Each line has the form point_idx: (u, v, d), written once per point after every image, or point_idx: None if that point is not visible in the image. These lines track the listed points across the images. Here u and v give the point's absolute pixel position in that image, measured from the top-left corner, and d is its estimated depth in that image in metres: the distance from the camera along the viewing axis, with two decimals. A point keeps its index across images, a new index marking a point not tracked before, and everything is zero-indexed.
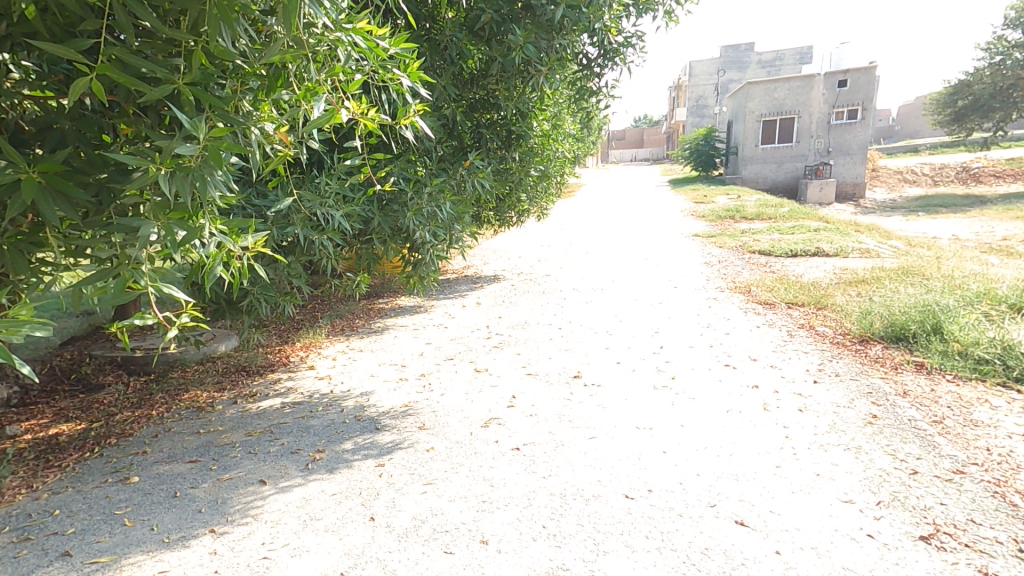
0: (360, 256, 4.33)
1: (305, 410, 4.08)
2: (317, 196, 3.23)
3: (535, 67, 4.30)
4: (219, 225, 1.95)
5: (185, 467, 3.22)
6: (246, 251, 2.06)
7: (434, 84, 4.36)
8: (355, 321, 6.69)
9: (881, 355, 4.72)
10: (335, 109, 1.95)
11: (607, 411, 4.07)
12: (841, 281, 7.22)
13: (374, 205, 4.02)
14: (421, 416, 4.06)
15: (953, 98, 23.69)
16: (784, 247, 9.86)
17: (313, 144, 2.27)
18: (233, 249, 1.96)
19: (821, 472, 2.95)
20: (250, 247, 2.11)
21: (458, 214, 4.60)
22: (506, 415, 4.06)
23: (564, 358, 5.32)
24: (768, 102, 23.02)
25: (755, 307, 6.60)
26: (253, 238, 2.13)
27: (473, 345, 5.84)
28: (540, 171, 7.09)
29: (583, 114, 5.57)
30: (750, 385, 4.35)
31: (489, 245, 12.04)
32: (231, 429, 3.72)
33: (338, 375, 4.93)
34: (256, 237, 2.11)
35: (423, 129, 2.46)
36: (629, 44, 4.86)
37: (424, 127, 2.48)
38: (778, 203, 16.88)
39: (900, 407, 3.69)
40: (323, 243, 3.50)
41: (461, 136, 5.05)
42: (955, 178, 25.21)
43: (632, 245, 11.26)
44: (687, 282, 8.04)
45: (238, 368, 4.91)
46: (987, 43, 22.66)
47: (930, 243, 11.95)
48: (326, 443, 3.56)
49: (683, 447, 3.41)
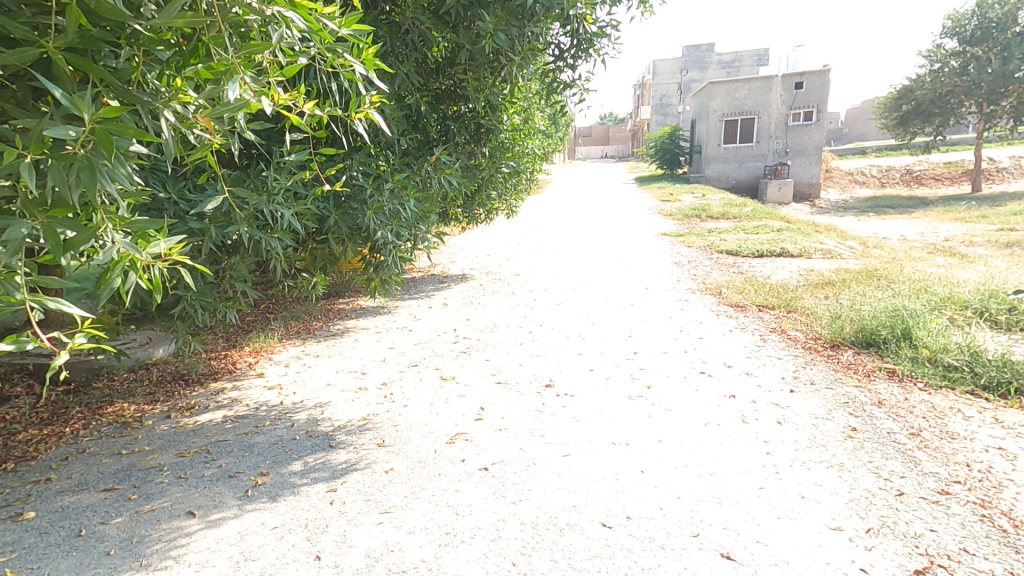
0: (315, 257, 3.96)
1: (250, 425, 3.69)
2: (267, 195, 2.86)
3: (505, 56, 4.00)
4: (121, 226, 1.51)
5: (96, 498, 2.81)
6: (159, 261, 1.61)
7: (395, 70, 4.00)
8: (312, 323, 6.27)
9: (853, 361, 4.71)
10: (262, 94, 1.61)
11: (582, 424, 3.87)
12: (809, 283, 7.26)
13: (330, 202, 3.65)
14: (381, 431, 3.74)
15: (900, 103, 24.70)
16: (751, 247, 9.91)
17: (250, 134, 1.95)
18: (140, 256, 1.52)
19: (806, 494, 2.87)
20: (163, 255, 1.65)
21: (425, 212, 4.26)
22: (474, 429, 3.79)
23: (535, 364, 5.09)
24: (732, 103, 23.43)
25: (726, 309, 6.54)
26: (167, 242, 1.64)
27: (439, 349, 5.53)
28: (510, 168, 6.81)
29: (554, 109, 5.32)
30: (726, 394, 4.28)
31: (456, 241, 11.73)
32: (159, 450, 3.30)
33: (290, 384, 4.53)
34: (170, 241, 1.66)
35: (382, 124, 2.13)
36: (603, 34, 4.63)
37: (382, 120, 2.15)
38: (742, 203, 17.14)
39: (877, 419, 3.68)
40: (270, 245, 3.04)
41: (427, 128, 4.72)
42: (902, 181, 26.39)
43: (601, 243, 11.12)
44: (658, 283, 7.95)
45: (174, 377, 4.44)
46: (929, 52, 23.69)
47: (885, 244, 12.32)
48: (271, 465, 3.19)
49: (661, 466, 3.28)
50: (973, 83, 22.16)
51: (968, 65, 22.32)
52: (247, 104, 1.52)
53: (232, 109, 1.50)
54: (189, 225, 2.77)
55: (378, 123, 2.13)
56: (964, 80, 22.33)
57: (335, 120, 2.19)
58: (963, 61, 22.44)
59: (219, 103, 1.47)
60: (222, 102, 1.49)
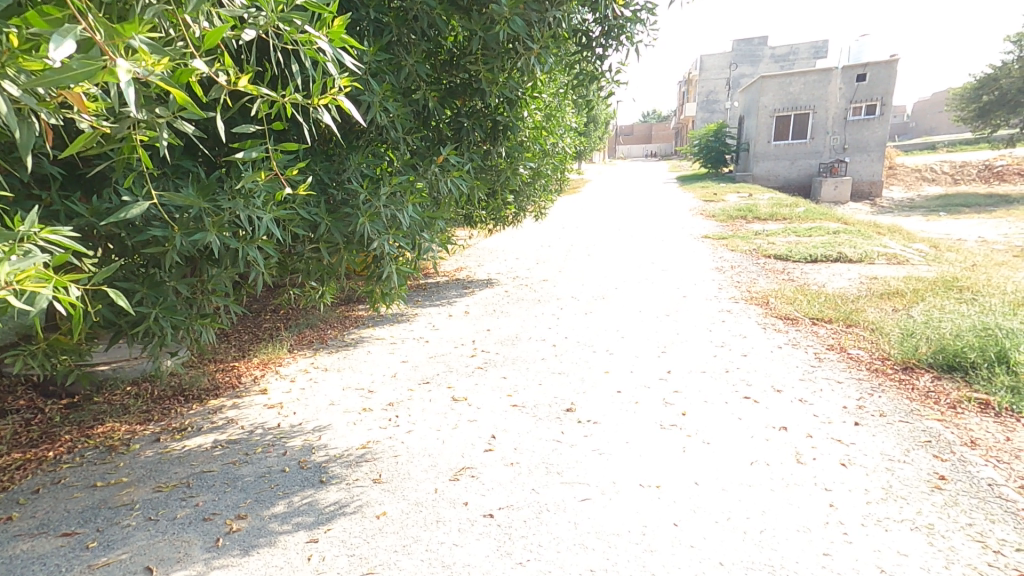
0: (309, 269, 3.67)
1: (238, 453, 3.38)
2: (244, 197, 2.54)
3: (522, 44, 3.54)
4: None
5: (53, 546, 2.53)
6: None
7: (401, 62, 3.59)
8: (327, 332, 6.02)
9: (931, 389, 4.08)
10: (123, 62, 1.10)
11: (606, 459, 3.39)
12: (872, 292, 6.48)
13: (322, 208, 3.34)
14: (380, 462, 3.37)
15: (978, 94, 22.62)
16: (803, 252, 9.10)
17: (184, 124, 1.56)
18: None
19: (886, 568, 2.31)
20: (12, 281, 1.22)
21: (431, 218, 3.89)
22: (482, 464, 3.39)
23: (556, 383, 4.62)
24: (784, 97, 22.05)
25: (775, 322, 5.87)
26: (18, 265, 1.21)
27: (454, 364, 5.16)
28: (532, 168, 6.33)
29: (580, 103, 4.83)
30: (776, 426, 3.69)
31: (484, 244, 11.37)
32: (137, 482, 3.03)
33: (291, 403, 4.24)
34: (22, 265, 1.24)
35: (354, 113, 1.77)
36: (637, 19, 4.11)
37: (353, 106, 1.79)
38: (795, 203, 16.02)
39: (972, 464, 3.03)
40: (250, 254, 2.70)
41: (438, 126, 4.32)
42: (976, 177, 24.26)
43: (636, 247, 10.51)
44: (697, 290, 7.33)
45: (175, 393, 4.22)
46: (1016, 38, 21.57)
47: (958, 247, 11.15)
48: (251, 505, 2.85)
49: (698, 516, 2.75)
50: None
51: None
52: (99, 70, 1.06)
53: (73, 76, 1.03)
54: (152, 232, 2.42)
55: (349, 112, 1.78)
56: None
57: (296, 109, 1.82)
58: None
59: (51, 67, 1.02)
60: (58, 67, 1.04)
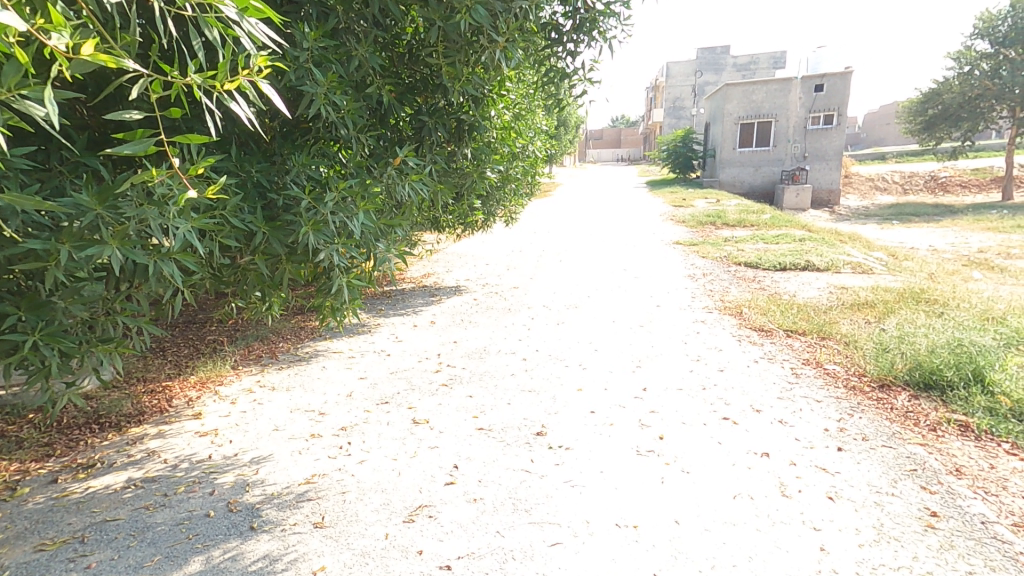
0: (246, 282, 3.27)
1: (150, 496, 2.94)
2: (156, 203, 2.14)
3: (487, 37, 3.19)
4: None
5: None
6: None
7: (350, 50, 3.18)
8: (277, 345, 5.56)
9: (910, 409, 3.97)
10: None
11: (579, 493, 3.10)
12: (843, 303, 6.44)
13: (259, 215, 2.97)
14: (324, 501, 2.99)
15: (924, 106, 23.61)
16: (772, 259, 9.10)
17: (30, 106, 1.17)
18: None
19: None
20: None
21: (389, 226, 3.51)
22: (441, 501, 3.03)
23: (525, 402, 4.31)
24: (748, 106, 22.47)
25: (749, 335, 5.73)
26: None
27: (417, 381, 4.78)
28: (499, 171, 6.01)
29: (550, 103, 4.54)
30: (758, 453, 3.49)
31: (453, 249, 11.01)
32: (17, 539, 2.58)
33: (228, 428, 3.81)
34: None
35: (279, 103, 1.48)
36: (610, 13, 3.83)
37: (273, 90, 1.50)
38: (760, 209, 16.23)
39: (962, 498, 2.88)
40: (165, 270, 2.31)
41: (397, 125, 3.95)
42: (925, 187, 25.34)
43: (607, 253, 10.34)
44: (669, 300, 7.17)
45: (88, 421, 3.78)
46: (958, 53, 22.60)
47: (914, 254, 11.43)
48: (158, 565, 2.43)
49: (681, 565, 2.49)
50: (1006, 86, 21.05)
51: (1000, 68, 21.30)
52: None
53: None
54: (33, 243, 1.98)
55: (272, 99, 1.48)
56: (995, 82, 21.27)
57: (203, 93, 1.40)
58: (994, 63, 21.38)
59: None
60: None
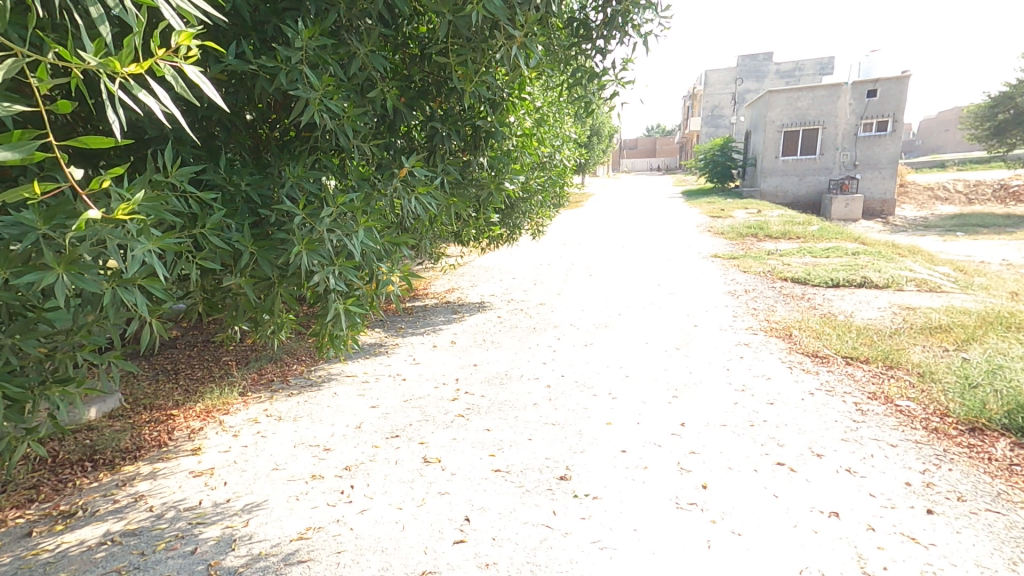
0: (237, 308, 2.96)
1: (124, 558, 2.62)
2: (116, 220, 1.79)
3: (503, 32, 2.82)
4: None
5: None
6: None
7: (351, 50, 2.85)
8: (290, 367, 5.30)
9: (1015, 461, 3.31)
10: None
11: (611, 560, 2.61)
12: (912, 325, 5.71)
13: (247, 235, 2.66)
14: (318, 565, 2.60)
15: (995, 111, 21.93)
16: (823, 274, 8.36)
17: None
18: None
19: None
20: None
21: (394, 244, 3.16)
22: (448, 566, 2.60)
23: (548, 438, 3.84)
24: (791, 112, 21.43)
25: (802, 361, 5.10)
26: None
27: (430, 411, 4.38)
28: (522, 180, 5.60)
29: (577, 108, 4.12)
30: (826, 512, 2.92)
31: (479, 263, 10.68)
32: None
33: (225, 467, 3.50)
34: None
35: (218, 99, 1.21)
36: (648, 5, 3.40)
37: (203, 79, 1.21)
38: (807, 220, 15.26)
39: None
40: (125, 299, 1.97)
41: (403, 131, 3.62)
42: (990, 197, 23.53)
43: (641, 267, 9.78)
44: (708, 318, 6.58)
45: (80, 459, 3.54)
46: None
47: (984, 269, 10.40)
48: None
49: None
50: None
51: None
52: None
53: None
54: None
55: (206, 93, 1.20)
56: None
57: (101, 82, 1.06)
58: None
59: None
60: None
